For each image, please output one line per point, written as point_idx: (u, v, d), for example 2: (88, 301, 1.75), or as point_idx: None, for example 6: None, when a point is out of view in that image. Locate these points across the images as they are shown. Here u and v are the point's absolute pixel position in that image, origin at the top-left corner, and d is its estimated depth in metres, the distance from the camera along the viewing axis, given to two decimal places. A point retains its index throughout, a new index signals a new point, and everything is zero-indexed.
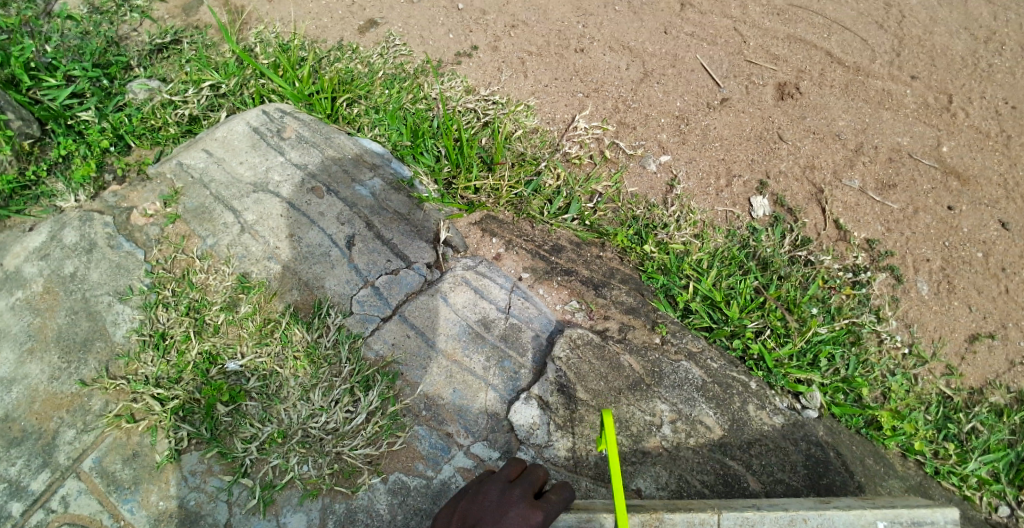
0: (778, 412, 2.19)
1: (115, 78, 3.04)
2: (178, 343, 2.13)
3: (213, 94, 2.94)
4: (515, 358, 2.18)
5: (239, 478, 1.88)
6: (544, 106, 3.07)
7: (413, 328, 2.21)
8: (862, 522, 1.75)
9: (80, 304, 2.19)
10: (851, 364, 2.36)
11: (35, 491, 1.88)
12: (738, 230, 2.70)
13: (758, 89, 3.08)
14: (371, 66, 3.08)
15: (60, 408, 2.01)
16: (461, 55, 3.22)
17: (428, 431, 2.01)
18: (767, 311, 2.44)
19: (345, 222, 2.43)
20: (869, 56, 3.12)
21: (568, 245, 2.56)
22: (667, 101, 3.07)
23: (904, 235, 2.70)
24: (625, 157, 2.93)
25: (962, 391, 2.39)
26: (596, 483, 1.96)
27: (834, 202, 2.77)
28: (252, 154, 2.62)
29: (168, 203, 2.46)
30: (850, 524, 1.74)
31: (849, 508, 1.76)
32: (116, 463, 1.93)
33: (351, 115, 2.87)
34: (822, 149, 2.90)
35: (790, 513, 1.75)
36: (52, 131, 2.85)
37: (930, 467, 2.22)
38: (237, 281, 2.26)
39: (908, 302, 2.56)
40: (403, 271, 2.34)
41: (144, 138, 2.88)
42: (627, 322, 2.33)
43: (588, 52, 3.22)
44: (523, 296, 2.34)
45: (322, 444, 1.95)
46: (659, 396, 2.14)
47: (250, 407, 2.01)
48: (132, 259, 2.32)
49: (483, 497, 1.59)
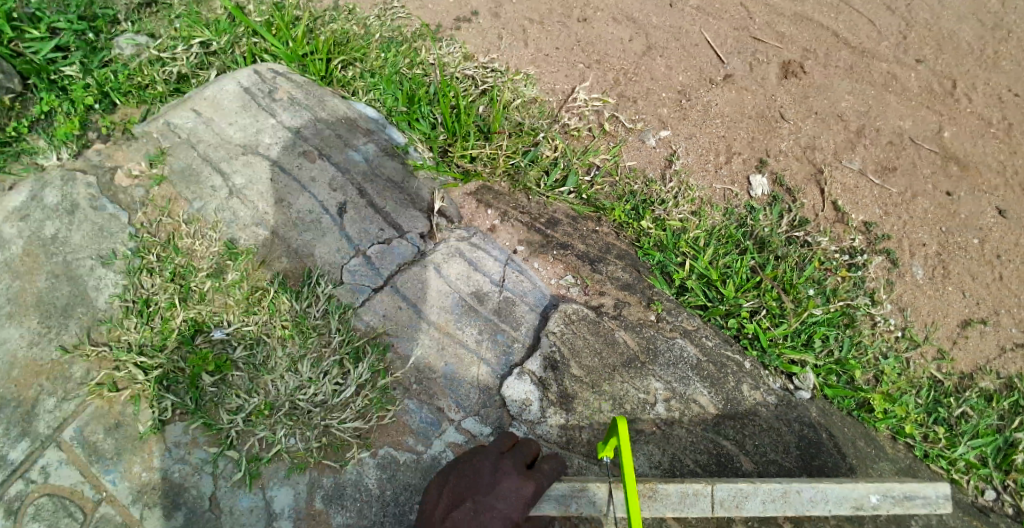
0: (771, 393, 2.18)
1: (101, 32, 2.91)
2: (163, 311, 2.07)
3: (203, 52, 2.83)
4: (509, 333, 2.14)
5: (224, 450, 1.86)
6: (543, 76, 2.99)
7: (406, 300, 2.16)
8: (854, 497, 1.87)
9: (61, 268, 2.12)
10: (845, 346, 2.34)
11: (14, 461, 1.84)
12: (736, 209, 2.67)
13: (762, 66, 3.02)
14: (366, 29, 2.97)
15: (40, 376, 1.95)
16: (459, 20, 3.13)
17: (418, 405, 1.98)
18: (763, 291, 2.41)
19: (337, 189, 2.36)
20: (875, 36, 3.05)
21: (565, 218, 2.51)
22: (669, 76, 3.01)
23: (902, 219, 2.67)
24: (624, 131, 2.87)
25: (952, 376, 2.40)
26: (588, 460, 1.94)
27: (833, 184, 2.74)
28: (242, 116, 2.53)
29: (153, 165, 2.38)
30: (841, 496, 1.87)
31: (841, 483, 1.88)
32: (98, 433, 1.89)
33: (346, 78, 2.78)
34: (824, 130, 2.86)
35: (784, 486, 1.86)
36: (34, 86, 2.74)
37: (919, 451, 2.23)
38: (224, 248, 2.20)
39: (903, 286, 2.55)
40: (396, 242, 2.29)
41: (130, 97, 2.75)
42: (623, 298, 2.30)
43: (590, 22, 3.13)
44: (518, 270, 2.31)
45: (310, 416, 1.90)
46: (653, 374, 2.12)
47: (235, 378, 1.95)
48: (115, 222, 2.24)
49: (477, 465, 1.60)
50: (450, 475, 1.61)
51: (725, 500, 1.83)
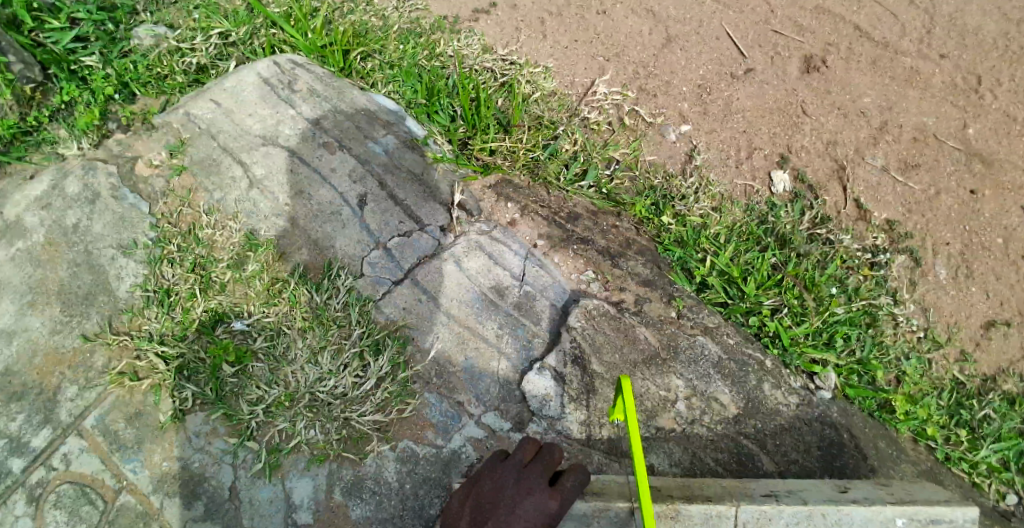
0: (793, 392, 2.15)
1: (120, 22, 2.92)
2: (184, 301, 2.08)
3: (222, 42, 2.84)
4: (529, 327, 2.13)
5: (245, 441, 1.86)
6: (562, 69, 2.97)
7: (426, 294, 2.16)
8: (880, 519, 1.70)
9: (82, 257, 2.12)
10: (866, 346, 2.32)
11: (36, 448, 1.85)
12: (757, 206, 2.64)
13: (784, 60, 2.98)
14: (385, 20, 2.97)
15: (61, 365, 1.96)
16: (477, 11, 3.10)
17: (438, 399, 1.97)
18: (784, 289, 2.39)
19: (357, 181, 2.35)
20: (899, 30, 3.00)
21: (585, 213, 2.50)
22: (689, 69, 2.98)
23: (925, 217, 2.64)
24: (644, 125, 2.84)
25: (976, 378, 2.37)
26: (609, 458, 1.93)
27: (856, 181, 2.70)
28: (261, 106, 2.53)
29: (174, 154, 2.38)
30: (867, 520, 1.70)
31: (867, 503, 1.72)
32: (119, 422, 1.90)
33: (366, 70, 2.76)
34: (847, 126, 2.82)
35: (808, 506, 1.70)
36: (54, 76, 2.73)
37: (940, 453, 2.21)
38: (244, 238, 2.20)
39: (926, 285, 2.51)
40: (416, 234, 2.28)
41: (149, 87, 2.75)
42: (644, 294, 2.28)
43: (610, 14, 3.10)
44: (538, 264, 2.29)
45: (331, 408, 1.91)
46: (673, 371, 2.10)
47: (256, 369, 1.96)
48: (135, 212, 2.24)
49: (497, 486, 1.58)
50: (471, 493, 1.62)
51: (749, 523, 1.69)
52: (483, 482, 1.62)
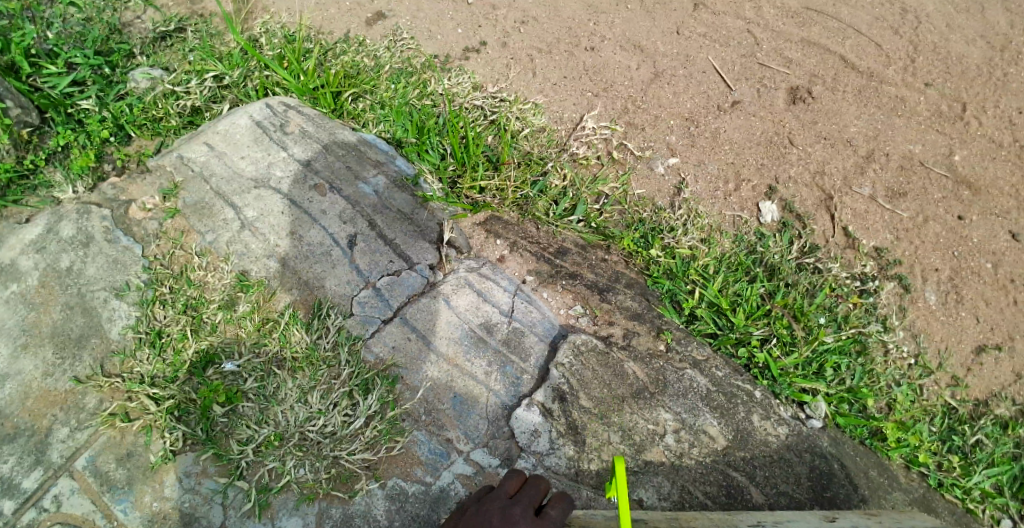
0: (783, 422, 2.16)
1: (117, 66, 2.99)
2: (175, 342, 2.10)
3: (216, 85, 2.91)
4: (518, 364, 2.15)
5: (234, 480, 1.86)
6: (552, 105, 3.03)
7: (415, 331, 2.18)
8: None
9: (75, 299, 2.15)
10: (857, 375, 2.31)
11: (26, 489, 1.85)
12: (746, 236, 2.67)
13: (770, 93, 3.04)
14: (378, 60, 3.05)
15: (53, 406, 1.98)
16: (469, 51, 3.19)
17: (427, 437, 1.98)
18: (773, 319, 2.39)
19: (347, 221, 2.39)
20: (883, 61, 3.07)
21: (574, 247, 2.53)
22: (676, 103, 3.03)
23: (913, 243, 2.66)
24: (633, 158, 2.89)
25: (968, 403, 2.36)
26: (597, 492, 1.93)
27: (843, 210, 2.73)
28: (254, 149, 2.58)
29: (167, 198, 2.43)
30: None
31: None
32: (110, 463, 1.90)
33: (356, 110, 2.83)
34: (833, 155, 2.86)
35: None
36: (51, 119, 2.79)
37: (933, 480, 2.18)
38: (236, 279, 2.23)
39: (916, 312, 2.52)
40: (405, 273, 2.31)
41: (144, 128, 2.83)
42: (632, 328, 2.30)
43: (598, 50, 3.18)
44: (526, 300, 2.31)
45: (320, 448, 1.92)
46: (662, 405, 2.11)
47: (246, 409, 1.97)
48: (129, 254, 2.28)
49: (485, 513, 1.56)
50: (460, 524, 1.59)
51: None
52: (472, 513, 1.60)
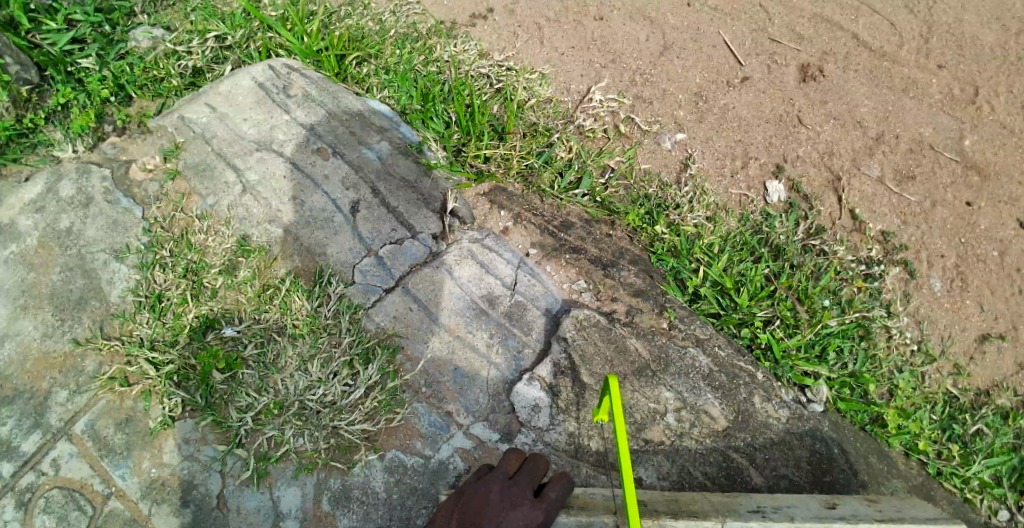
0: (783, 405, 2.15)
1: (118, 24, 2.91)
2: (174, 307, 2.08)
3: (218, 45, 2.84)
4: (520, 337, 2.13)
5: (233, 448, 1.86)
6: (559, 75, 2.97)
7: (417, 302, 2.16)
8: None
9: (75, 261, 2.12)
10: (859, 359, 2.31)
11: (25, 453, 1.85)
12: (752, 215, 2.63)
13: (782, 69, 2.98)
14: (382, 24, 2.97)
15: (52, 368, 1.96)
16: (475, 17, 3.11)
17: (427, 408, 1.97)
18: (777, 300, 2.38)
19: (350, 188, 2.35)
20: (896, 41, 3.00)
21: (579, 222, 2.50)
22: (686, 77, 2.97)
23: (921, 228, 2.63)
24: (640, 133, 2.84)
25: (968, 392, 2.36)
26: (597, 470, 1.93)
27: (851, 191, 2.70)
28: (256, 111, 2.52)
29: (167, 158, 2.38)
30: None
31: (854, 522, 1.71)
32: (109, 428, 1.90)
33: (361, 74, 2.78)
34: (843, 136, 2.82)
35: (796, 523, 1.70)
36: (50, 77, 2.72)
37: (932, 468, 2.20)
38: (237, 244, 2.20)
39: (920, 298, 2.51)
40: (408, 242, 2.28)
41: (145, 89, 2.76)
42: (635, 305, 2.28)
43: (608, 20, 3.10)
44: (530, 274, 2.29)
45: (319, 417, 1.91)
46: (664, 383, 2.10)
47: (246, 376, 1.95)
48: (129, 216, 2.24)
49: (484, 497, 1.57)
50: (458, 504, 1.59)
51: None
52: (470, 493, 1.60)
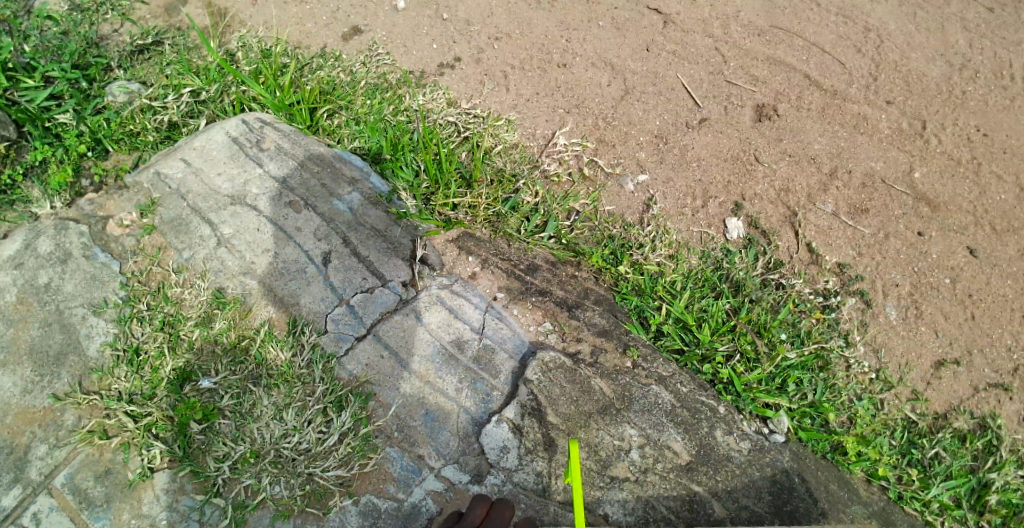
0: (745, 437, 2.23)
1: (95, 79, 2.99)
2: (153, 359, 2.12)
3: (193, 100, 2.91)
4: (488, 380, 2.20)
5: (211, 497, 1.91)
6: (525, 121, 3.08)
7: (388, 349, 2.22)
8: None
9: (54, 316, 2.17)
10: (819, 389, 2.39)
11: (5, 507, 1.86)
12: (712, 252, 2.73)
13: (737, 110, 3.12)
14: (353, 75, 3.09)
15: (32, 423, 2.00)
16: (443, 66, 3.24)
17: (400, 452, 2.03)
18: (738, 334, 2.45)
19: (322, 238, 2.43)
20: (846, 79, 3.18)
21: (544, 264, 2.59)
22: (646, 120, 3.10)
23: (875, 260, 2.75)
24: (604, 176, 2.95)
25: (927, 417, 2.45)
26: (564, 508, 1.99)
27: (808, 226, 2.81)
28: (229, 165, 2.60)
29: (145, 214, 2.44)
30: None
31: None
32: (88, 480, 1.93)
33: (331, 126, 2.88)
34: (798, 172, 2.95)
35: None
36: (28, 133, 2.78)
37: (893, 492, 2.27)
38: (212, 296, 2.26)
39: (877, 326, 2.61)
40: (378, 290, 2.35)
41: (122, 143, 2.84)
42: (600, 345, 2.36)
43: (570, 67, 3.25)
44: (497, 317, 2.36)
45: (295, 464, 1.95)
46: (628, 421, 2.17)
47: (222, 426, 2.00)
48: (106, 271, 2.30)
49: None
50: None
51: None
52: None
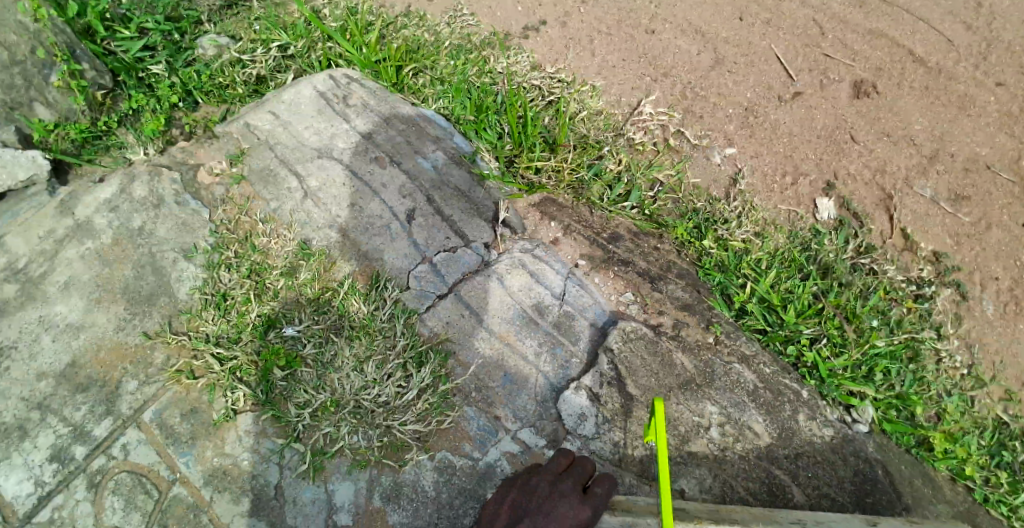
0: (828, 424, 2.16)
1: (186, 32, 3.00)
2: (239, 305, 2.19)
3: (281, 55, 2.95)
4: (567, 347, 2.19)
5: (291, 442, 1.97)
6: (610, 88, 3.00)
7: (468, 309, 2.23)
8: None
9: (146, 258, 2.25)
10: (907, 381, 2.29)
11: (97, 437, 1.97)
12: (800, 232, 2.63)
13: (834, 85, 2.94)
14: (438, 35, 3.05)
15: (124, 359, 2.09)
16: (528, 29, 3.14)
17: (476, 413, 2.05)
18: (824, 319, 2.37)
19: (406, 196, 2.44)
20: (953, 57, 2.92)
21: (627, 234, 2.54)
22: (737, 91, 2.96)
23: (975, 250, 2.59)
24: (689, 147, 2.86)
25: (1021, 419, 2.31)
26: (640, 479, 1.99)
27: (904, 211, 2.67)
28: (317, 119, 2.63)
29: (234, 164, 2.50)
30: None
31: None
32: (175, 417, 2.02)
33: (417, 85, 2.86)
34: (896, 153, 2.78)
35: None
36: (124, 82, 2.82)
37: (978, 494, 2.17)
38: (298, 248, 2.31)
39: (972, 320, 2.47)
40: (461, 250, 2.36)
41: (211, 95, 2.90)
42: (682, 319, 2.31)
43: (659, 34, 3.11)
44: (578, 285, 2.34)
45: (373, 417, 2.00)
46: (708, 398, 2.13)
47: (304, 374, 2.06)
48: (197, 218, 2.36)
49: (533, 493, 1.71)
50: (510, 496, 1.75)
51: None
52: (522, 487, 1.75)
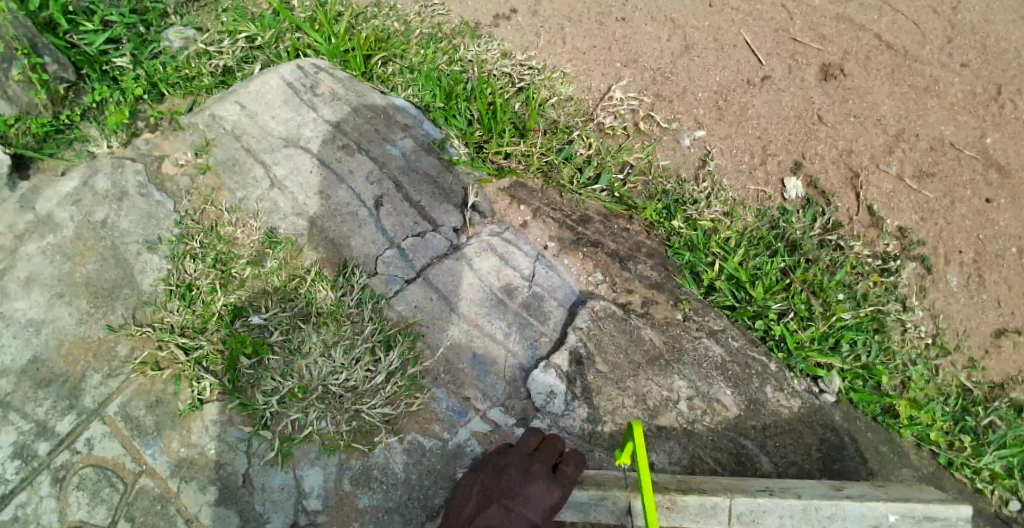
0: (795, 394, 2.20)
1: (151, 25, 2.94)
2: (204, 295, 2.16)
3: (248, 46, 2.92)
4: (537, 327, 2.19)
5: (259, 430, 1.96)
6: (581, 74, 3.00)
7: (438, 292, 2.22)
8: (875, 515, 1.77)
9: (109, 250, 2.20)
10: (873, 352, 2.32)
11: (60, 432, 1.95)
12: (769, 211, 2.65)
13: (802, 69, 2.95)
14: (407, 24, 3.00)
15: (87, 353, 2.05)
16: (498, 17, 3.12)
17: (446, 394, 2.05)
18: (791, 293, 2.39)
19: (374, 183, 2.43)
20: (919, 40, 2.92)
21: (598, 217, 2.54)
22: (707, 75, 2.97)
23: (939, 225, 2.63)
24: (660, 130, 2.87)
25: (983, 385, 2.37)
26: (609, 453, 2.00)
27: (870, 188, 2.69)
28: (284, 109, 2.59)
29: (199, 154, 2.47)
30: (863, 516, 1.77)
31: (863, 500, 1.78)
32: (140, 409, 2.00)
33: (386, 74, 2.83)
34: (863, 132, 2.81)
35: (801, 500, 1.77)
36: (88, 75, 2.79)
37: (943, 458, 2.21)
38: (265, 236, 2.28)
39: (935, 293, 2.51)
40: (430, 235, 2.34)
41: (177, 88, 2.83)
42: (651, 296, 2.32)
43: (629, 21, 3.09)
44: (547, 266, 2.35)
45: (341, 401, 1.99)
46: (677, 372, 2.15)
47: (271, 361, 2.03)
48: (162, 209, 2.32)
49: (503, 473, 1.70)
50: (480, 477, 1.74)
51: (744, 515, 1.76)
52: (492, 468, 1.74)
